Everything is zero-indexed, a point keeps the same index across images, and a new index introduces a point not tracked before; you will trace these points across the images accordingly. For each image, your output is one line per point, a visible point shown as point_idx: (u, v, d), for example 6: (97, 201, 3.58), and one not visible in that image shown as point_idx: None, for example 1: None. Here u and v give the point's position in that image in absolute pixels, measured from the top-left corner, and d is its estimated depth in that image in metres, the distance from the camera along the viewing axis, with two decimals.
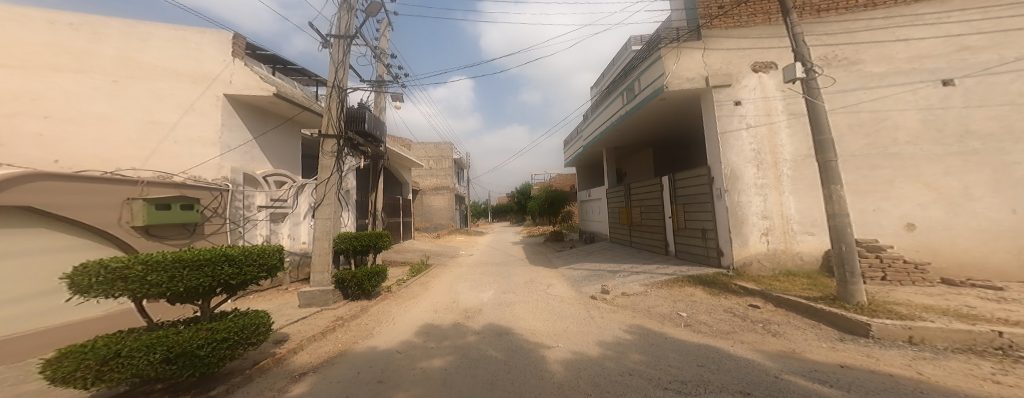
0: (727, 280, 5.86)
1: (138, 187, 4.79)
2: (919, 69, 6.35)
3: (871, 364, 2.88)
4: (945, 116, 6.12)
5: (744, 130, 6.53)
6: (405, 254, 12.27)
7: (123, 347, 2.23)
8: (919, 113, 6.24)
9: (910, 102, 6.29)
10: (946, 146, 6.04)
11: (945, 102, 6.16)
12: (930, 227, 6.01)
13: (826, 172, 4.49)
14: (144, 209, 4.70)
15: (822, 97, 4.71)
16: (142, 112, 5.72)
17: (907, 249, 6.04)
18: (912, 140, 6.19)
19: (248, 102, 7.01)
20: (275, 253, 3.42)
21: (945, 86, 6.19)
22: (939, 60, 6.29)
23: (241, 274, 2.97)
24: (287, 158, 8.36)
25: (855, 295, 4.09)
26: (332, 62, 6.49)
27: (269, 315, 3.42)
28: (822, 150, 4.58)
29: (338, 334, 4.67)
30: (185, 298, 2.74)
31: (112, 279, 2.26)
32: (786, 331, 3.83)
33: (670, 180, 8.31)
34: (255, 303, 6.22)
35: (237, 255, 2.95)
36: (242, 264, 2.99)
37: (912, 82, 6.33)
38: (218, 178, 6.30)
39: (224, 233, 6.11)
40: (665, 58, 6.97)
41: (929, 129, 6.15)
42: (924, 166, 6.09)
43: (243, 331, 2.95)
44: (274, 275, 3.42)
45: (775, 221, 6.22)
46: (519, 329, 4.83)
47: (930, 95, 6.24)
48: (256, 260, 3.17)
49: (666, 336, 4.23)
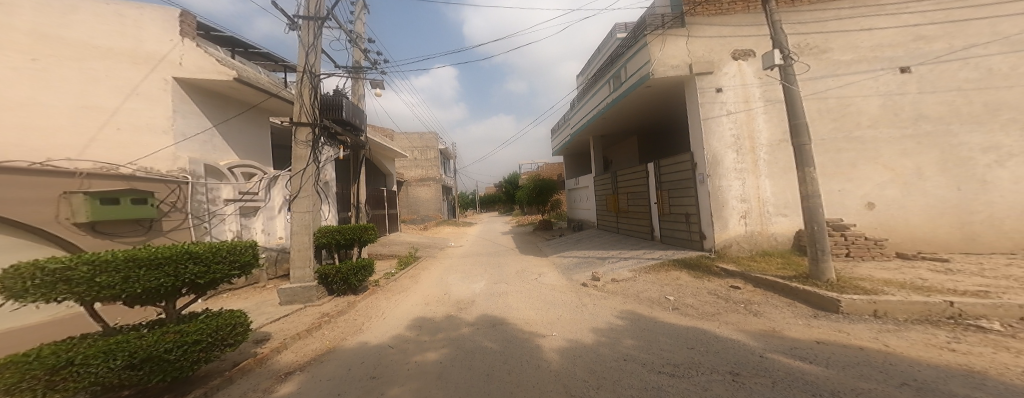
0: (709, 262, 6.15)
1: (77, 179, 4.38)
2: (880, 57, 6.69)
3: (843, 338, 3.10)
4: (903, 101, 6.52)
5: (725, 116, 6.70)
6: (393, 247, 12.04)
7: (76, 354, 2.02)
8: (880, 99, 6.59)
9: (872, 88, 6.64)
10: (903, 129, 6.47)
11: (903, 88, 6.55)
12: (888, 206, 6.47)
13: (801, 156, 4.66)
14: (86, 203, 4.28)
15: (798, 83, 4.87)
16: (71, 96, 5.04)
17: (868, 227, 6.50)
18: (873, 124, 6.56)
19: (204, 87, 6.36)
20: (247, 249, 3.26)
21: (903, 73, 6.57)
22: (897, 49, 6.64)
23: (209, 273, 2.81)
24: (254, 149, 7.78)
25: (825, 272, 4.30)
26: (301, 45, 6.04)
27: (245, 314, 3.27)
28: (797, 134, 4.72)
29: (325, 331, 4.52)
30: (145, 300, 2.54)
31: (52, 282, 2.03)
32: (766, 310, 4.08)
33: (655, 166, 8.48)
34: (231, 302, 5.92)
35: (203, 252, 2.77)
36: (210, 261, 2.82)
37: (874, 69, 6.66)
38: (173, 170, 5.70)
39: (186, 229, 5.69)
40: (651, 45, 6.96)
41: (888, 114, 6.54)
42: (884, 148, 6.49)
43: (218, 331, 2.80)
44: (248, 273, 3.25)
45: (752, 204, 6.51)
46: (514, 319, 4.88)
47: (890, 82, 6.60)
48: (225, 257, 2.99)
49: (655, 320, 4.41)
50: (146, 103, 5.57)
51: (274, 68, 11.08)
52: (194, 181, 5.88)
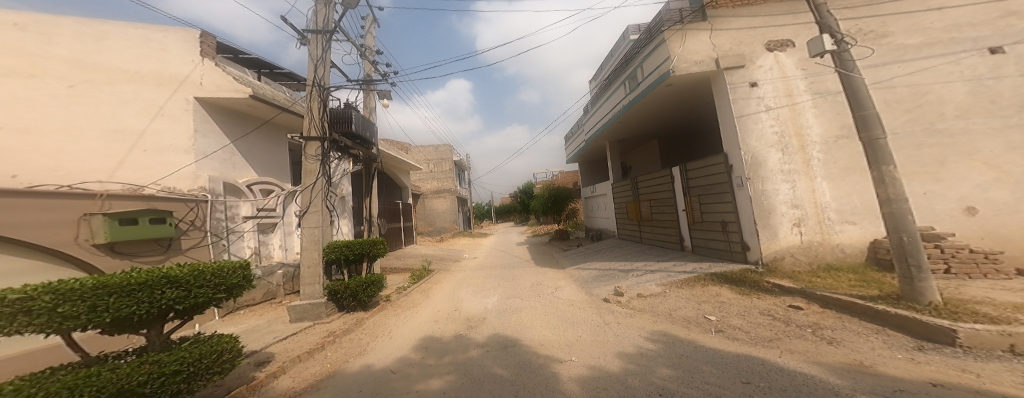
0: (757, 277, 5.23)
1: (97, 201, 4.30)
2: (959, 38, 5.68)
3: (972, 382, 2.31)
4: (997, 86, 5.47)
5: (764, 112, 5.87)
6: (406, 260, 11.82)
7: (37, 391, 1.70)
8: (966, 85, 5.55)
9: (954, 73, 5.62)
10: (1004, 119, 5.36)
11: (997, 71, 5.50)
12: (995, 210, 5.27)
13: (875, 153, 3.76)
14: (104, 225, 4.19)
15: (858, 69, 3.93)
16: (96, 120, 5.00)
17: (968, 237, 5.31)
18: (961, 114, 5.50)
19: (223, 106, 6.36)
20: (236, 271, 2.89)
21: (993, 54, 5.55)
22: (981, 28, 5.63)
23: (190, 298, 2.45)
24: (274, 165, 7.76)
25: (925, 294, 3.35)
26: (310, 59, 6.05)
27: (237, 338, 2.93)
28: (865, 126, 3.82)
29: (327, 353, 4.13)
30: (121, 328, 2.22)
31: (12, 313, 1.71)
32: (844, 338, 3.26)
33: (681, 170, 7.67)
34: (245, 319, 5.74)
35: (184, 275, 2.41)
36: (191, 286, 2.46)
37: (953, 52, 5.66)
38: (194, 189, 5.63)
39: (204, 247, 5.62)
40: (669, 41, 6.33)
41: (979, 102, 5.48)
42: (979, 142, 5.39)
43: (201, 360, 2.44)
44: (236, 296, 2.89)
45: (807, 210, 5.55)
46: (527, 340, 4.30)
47: (977, 65, 5.57)
48: (210, 280, 2.61)
49: (695, 344, 3.68)
50: (170, 122, 5.60)
51: (298, 88, 11.51)
52: (213, 199, 5.83)
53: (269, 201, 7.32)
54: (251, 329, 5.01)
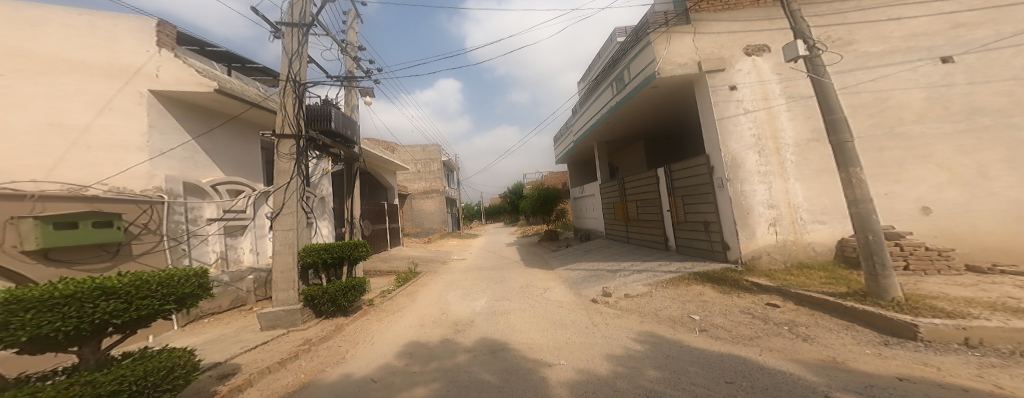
0: (736, 275, 5.44)
1: (28, 203, 3.87)
2: (915, 47, 6.08)
3: (936, 376, 2.45)
4: (950, 93, 5.85)
5: (743, 115, 6.03)
6: (392, 262, 11.51)
7: None
8: (923, 91, 5.94)
9: (912, 80, 6.00)
10: (955, 124, 5.76)
11: (949, 79, 5.89)
12: (948, 210, 5.69)
13: (843, 155, 3.91)
14: (36, 229, 3.75)
15: (828, 75, 4.03)
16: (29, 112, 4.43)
17: (923, 235, 5.72)
18: (917, 118, 5.89)
19: (184, 100, 5.88)
20: (190, 279, 2.48)
21: (945, 63, 5.94)
22: (935, 37, 6.03)
23: (131, 311, 2.05)
24: (245, 163, 7.31)
25: (889, 290, 3.54)
26: (284, 52, 5.74)
27: (193, 351, 2.51)
28: (834, 129, 3.95)
29: (302, 362, 3.81)
30: (41, 347, 1.83)
31: None
32: (818, 334, 3.41)
33: (665, 171, 7.84)
34: (211, 327, 5.34)
35: (124, 285, 2.02)
36: (132, 297, 2.06)
37: (910, 60, 6.05)
38: (148, 190, 5.11)
39: (161, 252, 5.16)
40: (655, 43, 6.43)
41: (934, 107, 5.87)
42: (934, 146, 5.79)
43: (147, 378, 2.03)
44: (189, 307, 2.50)
45: (782, 210, 5.77)
46: (516, 343, 4.27)
47: (931, 73, 5.96)
48: (157, 290, 2.22)
49: (681, 344, 3.78)
50: (120, 118, 5.03)
51: (275, 84, 11.00)
52: (171, 201, 5.36)
53: (238, 203, 6.86)
54: (215, 339, 4.56)
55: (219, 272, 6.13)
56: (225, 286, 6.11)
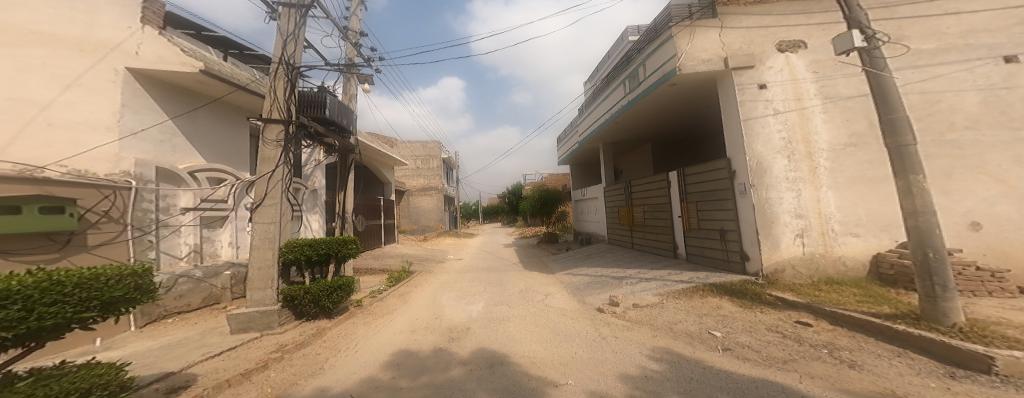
0: (758, 289, 4.99)
1: None
2: (974, 45, 5.05)
3: None
4: (1010, 97, 4.90)
5: (771, 116, 5.55)
6: (385, 259, 11.03)
7: None
8: (978, 94, 4.98)
9: (967, 82, 5.02)
10: (1014, 131, 4.83)
11: (1011, 81, 4.92)
12: (999, 226, 4.82)
13: (902, 160, 3.38)
14: None
15: (888, 69, 3.54)
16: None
17: (969, 254, 4.87)
18: (971, 124, 4.95)
19: (165, 80, 5.42)
20: (122, 281, 1.99)
21: (1008, 62, 4.94)
22: (998, 34, 5.00)
23: (31, 321, 1.55)
24: (230, 150, 6.85)
25: (949, 314, 3.07)
26: (279, 33, 5.33)
27: (122, 367, 2.05)
28: (893, 132, 3.44)
29: (270, 374, 3.33)
30: None
31: None
32: (865, 361, 2.98)
33: (679, 175, 7.44)
34: (173, 328, 4.83)
35: (25, 289, 1.53)
36: (34, 303, 1.56)
37: (967, 59, 5.04)
38: (114, 174, 4.60)
39: (124, 243, 4.64)
40: (676, 37, 6.03)
41: (990, 112, 4.92)
42: (989, 154, 4.88)
43: None
44: (119, 314, 2.02)
45: (811, 220, 5.30)
46: (517, 357, 3.80)
47: (990, 74, 4.97)
48: (74, 293, 1.73)
49: (703, 364, 3.34)
50: (90, 96, 4.54)
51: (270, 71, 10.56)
52: (140, 187, 4.85)
53: (219, 192, 6.41)
54: (174, 344, 4.06)
55: (191, 267, 5.68)
56: (198, 282, 5.70)
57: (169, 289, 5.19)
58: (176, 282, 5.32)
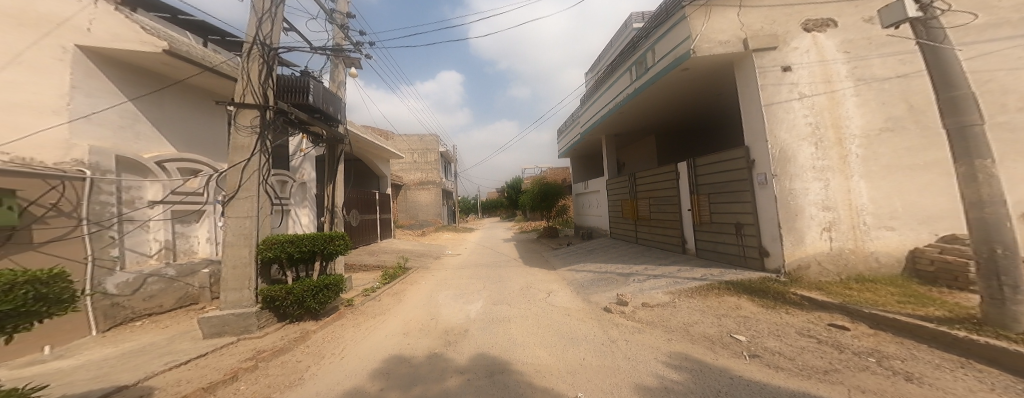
0: (781, 287, 4.59)
1: None
2: None
3: None
4: None
5: (797, 100, 5.10)
6: (380, 256, 10.64)
7: None
8: None
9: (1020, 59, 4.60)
10: None
11: None
12: None
13: (964, 143, 2.97)
14: None
15: (949, 41, 3.09)
16: None
17: None
18: None
19: (125, 60, 4.98)
20: (17, 288, 1.55)
21: None
22: None
23: None
24: (203, 138, 6.42)
25: (1020, 321, 2.66)
26: (253, 11, 4.81)
27: None
28: (955, 111, 3.01)
29: (241, 385, 2.93)
30: None
31: None
32: (921, 373, 2.59)
33: (690, 165, 7.00)
34: (139, 333, 4.42)
35: None
36: None
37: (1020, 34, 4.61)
38: (65, 163, 4.12)
39: (82, 239, 4.21)
40: (691, 18, 5.57)
41: None
42: None
43: None
44: (18, 330, 1.61)
45: (840, 213, 4.89)
46: (520, 365, 3.40)
47: None
48: None
49: (729, 374, 2.95)
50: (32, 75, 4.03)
51: None
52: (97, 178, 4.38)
53: (194, 183, 5.99)
54: (135, 352, 3.65)
55: (162, 264, 5.36)
56: (170, 282, 5.38)
57: (137, 289, 4.88)
58: (144, 282, 4.99)
